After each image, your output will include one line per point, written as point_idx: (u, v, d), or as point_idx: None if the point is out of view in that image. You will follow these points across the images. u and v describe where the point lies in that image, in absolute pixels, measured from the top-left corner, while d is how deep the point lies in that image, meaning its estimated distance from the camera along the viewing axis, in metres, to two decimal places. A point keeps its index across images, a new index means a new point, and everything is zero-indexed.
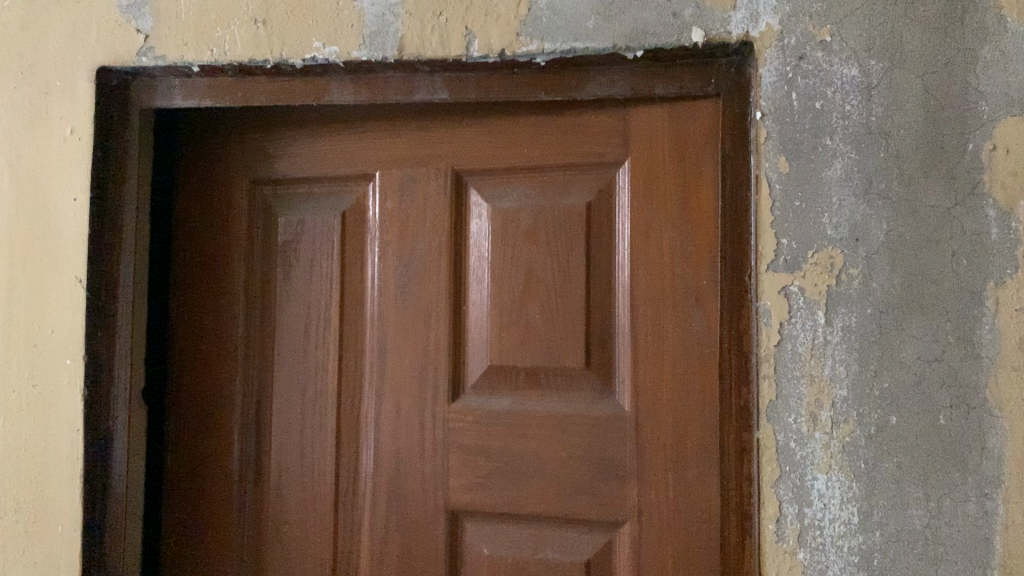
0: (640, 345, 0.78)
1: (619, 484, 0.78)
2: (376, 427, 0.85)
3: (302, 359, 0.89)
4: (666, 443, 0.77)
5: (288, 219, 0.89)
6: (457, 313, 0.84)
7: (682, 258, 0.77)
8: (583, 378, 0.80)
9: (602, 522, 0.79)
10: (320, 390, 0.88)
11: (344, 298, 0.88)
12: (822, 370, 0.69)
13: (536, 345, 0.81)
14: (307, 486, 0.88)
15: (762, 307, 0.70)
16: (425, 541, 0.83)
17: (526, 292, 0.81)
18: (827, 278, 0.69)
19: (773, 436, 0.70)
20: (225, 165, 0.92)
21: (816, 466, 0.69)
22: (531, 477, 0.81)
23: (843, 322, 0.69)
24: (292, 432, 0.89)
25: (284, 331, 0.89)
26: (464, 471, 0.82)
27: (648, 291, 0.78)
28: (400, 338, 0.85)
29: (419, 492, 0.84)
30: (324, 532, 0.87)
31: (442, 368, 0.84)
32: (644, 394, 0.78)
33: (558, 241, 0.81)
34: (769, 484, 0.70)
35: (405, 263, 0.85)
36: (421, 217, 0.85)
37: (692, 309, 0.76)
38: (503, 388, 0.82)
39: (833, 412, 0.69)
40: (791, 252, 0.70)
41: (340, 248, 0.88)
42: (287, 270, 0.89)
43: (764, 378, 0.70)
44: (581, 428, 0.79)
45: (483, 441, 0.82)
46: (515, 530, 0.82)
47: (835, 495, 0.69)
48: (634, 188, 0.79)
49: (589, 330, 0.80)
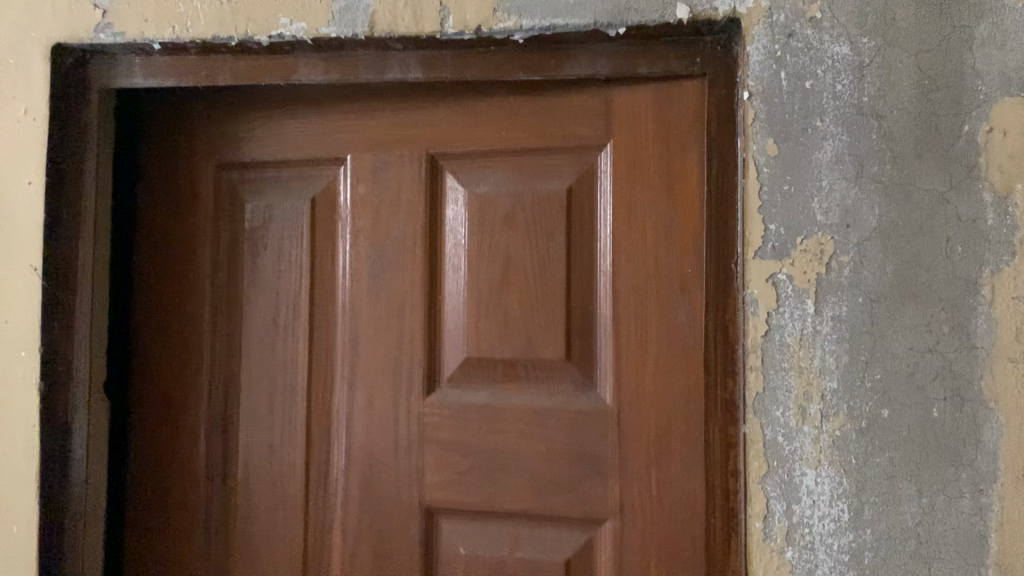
0: (622, 336, 0.75)
1: (600, 480, 0.75)
2: (349, 422, 0.82)
3: (270, 352, 0.85)
4: (650, 439, 0.74)
5: (256, 205, 0.85)
6: (433, 303, 0.81)
7: (666, 246, 0.74)
8: (563, 370, 0.77)
9: (582, 520, 0.76)
10: (289, 384, 0.84)
11: (315, 288, 0.84)
12: (812, 363, 0.66)
13: (515, 336, 0.78)
14: (276, 483, 0.84)
15: (749, 296, 0.67)
16: (399, 540, 0.80)
17: (504, 280, 0.78)
18: (816, 265, 0.66)
19: (761, 431, 0.67)
20: (190, 149, 0.88)
21: (805, 461, 0.66)
22: (509, 474, 0.78)
23: (834, 312, 0.66)
24: (261, 427, 0.85)
25: (252, 322, 0.86)
26: (440, 468, 0.79)
27: (632, 280, 0.75)
28: (374, 330, 0.81)
29: (394, 489, 0.80)
30: (294, 531, 0.84)
31: (417, 359, 0.80)
32: (627, 386, 0.75)
33: (537, 228, 0.77)
34: (757, 481, 0.67)
35: (379, 251, 0.81)
36: (395, 203, 0.81)
37: (677, 298, 0.73)
38: (480, 380, 0.79)
39: (823, 405, 0.66)
40: (780, 239, 0.67)
41: (310, 235, 0.84)
42: (255, 258, 0.85)
43: (751, 370, 0.67)
44: (561, 422, 0.76)
45: (460, 436, 0.79)
46: (493, 528, 0.79)
47: (824, 493, 0.66)
48: (617, 172, 0.75)
49: (570, 320, 0.77)
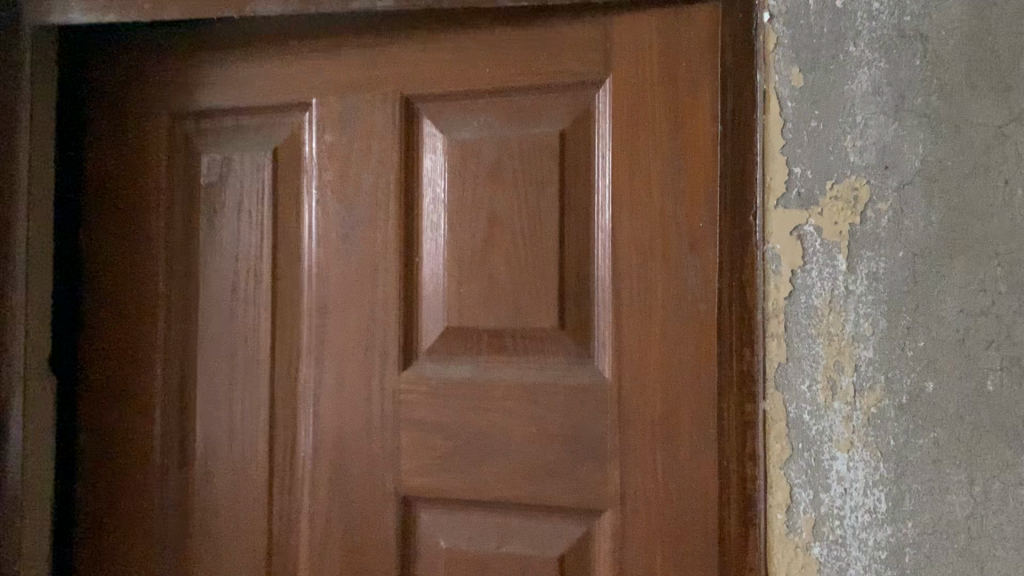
0: (623, 301, 0.65)
1: (598, 465, 0.65)
2: (316, 400, 0.73)
3: (228, 323, 0.76)
4: (655, 418, 0.64)
5: (213, 157, 0.76)
6: (408, 266, 0.71)
7: (674, 196, 0.63)
8: (555, 341, 0.67)
9: (578, 511, 0.66)
10: (250, 358, 0.75)
11: (277, 250, 0.74)
12: (843, 329, 0.57)
13: (500, 303, 0.68)
14: (237, 469, 0.75)
15: (770, 253, 0.59)
16: (373, 533, 0.71)
17: (489, 238, 0.68)
18: (849, 215, 0.57)
19: (783, 408, 0.58)
20: (140, 97, 0.79)
21: (835, 443, 0.57)
22: (495, 459, 0.68)
23: (868, 269, 0.57)
24: (220, 407, 0.76)
25: (209, 290, 0.76)
26: (418, 452, 0.70)
27: (634, 236, 0.64)
28: (342, 297, 0.72)
29: (366, 476, 0.71)
30: (258, 523, 0.75)
31: (391, 329, 0.71)
32: (629, 359, 0.64)
33: (526, 178, 0.67)
34: (778, 466, 0.58)
35: (347, 207, 0.72)
36: (366, 153, 0.71)
37: (685, 256, 0.63)
38: (463, 352, 0.70)
39: (856, 378, 0.57)
40: (805, 184, 0.58)
41: (271, 192, 0.74)
42: (212, 218, 0.76)
43: (771, 337, 0.59)
44: (553, 400, 0.66)
45: (439, 416, 0.69)
46: (477, 520, 0.69)
47: (858, 480, 0.57)
48: (617, 112, 0.65)
49: (563, 283, 0.67)
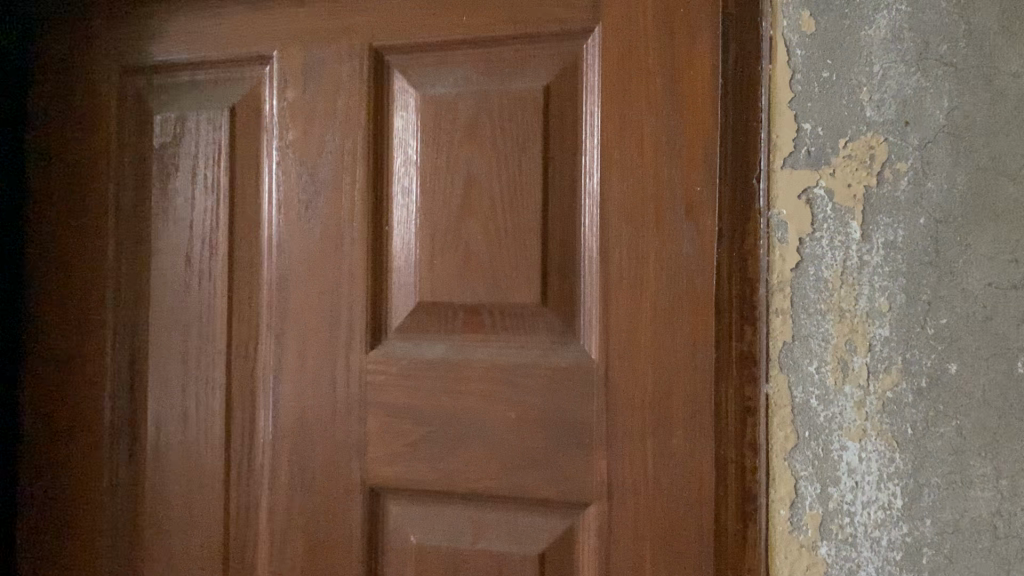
0: (612, 274, 0.58)
1: (583, 454, 0.59)
2: (276, 382, 0.66)
3: (182, 297, 0.69)
4: (646, 403, 0.58)
5: (166, 116, 0.70)
6: (377, 236, 0.64)
7: (670, 157, 0.57)
8: (537, 318, 0.61)
9: (560, 504, 0.60)
10: (206, 336, 0.69)
11: (235, 218, 0.68)
12: (856, 304, 0.51)
13: (476, 275, 0.62)
14: (190, 456, 0.69)
15: (775, 219, 0.53)
16: (336, 526, 0.65)
17: (464, 205, 0.62)
18: (864, 176, 0.51)
19: (789, 393, 0.52)
20: (88, 50, 0.72)
21: (845, 432, 0.51)
22: (470, 446, 0.62)
23: (885, 237, 0.51)
24: (173, 388, 0.70)
25: (161, 262, 0.70)
26: (386, 438, 0.64)
27: (624, 202, 0.58)
28: (305, 269, 0.66)
29: (329, 465, 0.65)
30: (213, 514, 0.69)
31: (357, 304, 0.64)
32: (618, 337, 0.58)
33: (506, 137, 0.61)
34: (781, 456, 0.53)
35: (310, 171, 0.65)
36: (331, 111, 0.65)
37: (681, 223, 0.57)
38: (435, 330, 0.63)
39: (870, 359, 0.51)
40: (816, 142, 0.52)
41: (228, 154, 0.68)
42: (165, 182, 0.70)
43: (775, 314, 0.53)
44: (533, 382, 0.60)
45: (410, 399, 0.63)
46: (450, 513, 0.63)
47: (870, 472, 0.51)
48: (607, 64, 0.59)
49: (546, 254, 0.60)
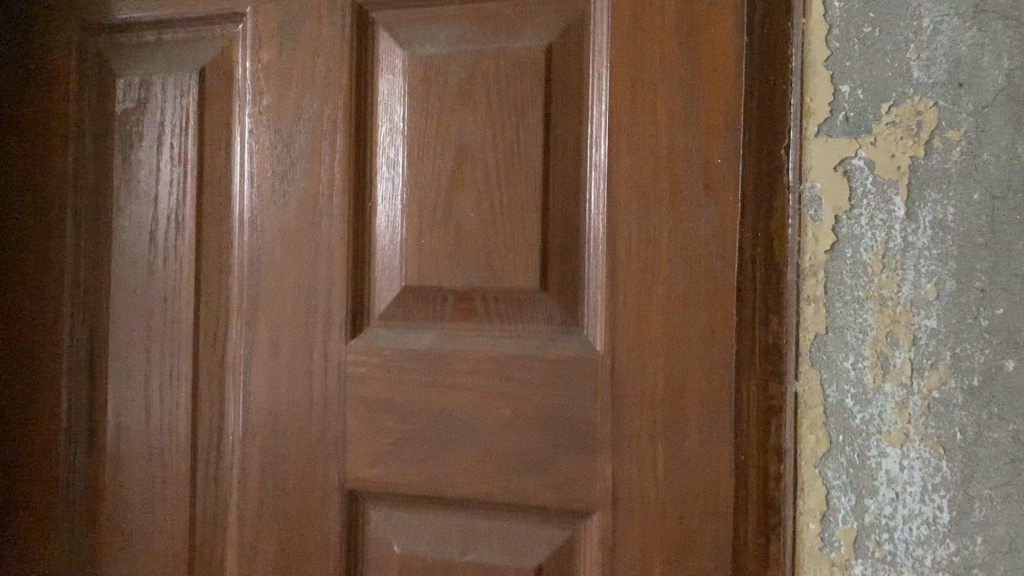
0: (620, 256, 0.52)
1: (585, 458, 0.53)
2: (247, 373, 0.60)
3: (146, 280, 0.63)
4: (657, 401, 0.51)
5: (129, 80, 0.63)
6: (358, 213, 0.58)
7: (687, 125, 0.51)
8: (535, 305, 0.55)
9: (559, 512, 0.54)
10: (171, 322, 0.62)
11: (203, 193, 0.62)
12: (899, 291, 0.45)
13: (468, 257, 0.55)
14: (154, 455, 0.63)
15: (808, 194, 0.47)
16: (312, 533, 0.59)
17: (456, 178, 0.56)
18: (910, 146, 0.45)
19: (820, 391, 0.46)
20: (47, 8, 0.66)
21: (885, 436, 0.45)
22: (460, 447, 0.56)
23: (933, 215, 0.45)
24: (135, 379, 0.64)
25: (123, 241, 0.64)
26: (367, 437, 0.57)
27: (634, 175, 0.52)
28: (280, 248, 0.59)
29: (305, 465, 0.59)
30: (178, 518, 0.62)
31: (336, 288, 0.58)
32: (626, 327, 0.52)
33: (503, 104, 0.55)
34: (811, 463, 0.47)
35: (286, 140, 0.59)
36: (309, 73, 0.59)
37: (698, 199, 0.50)
38: (422, 318, 0.57)
39: (913, 353, 0.45)
40: (855, 106, 0.46)
41: (197, 122, 0.62)
42: (128, 152, 0.63)
43: (806, 302, 0.47)
44: (530, 377, 0.54)
45: (393, 394, 0.57)
46: (438, 520, 0.57)
47: (913, 482, 0.45)
48: (616, 20, 0.52)
49: (547, 234, 0.54)
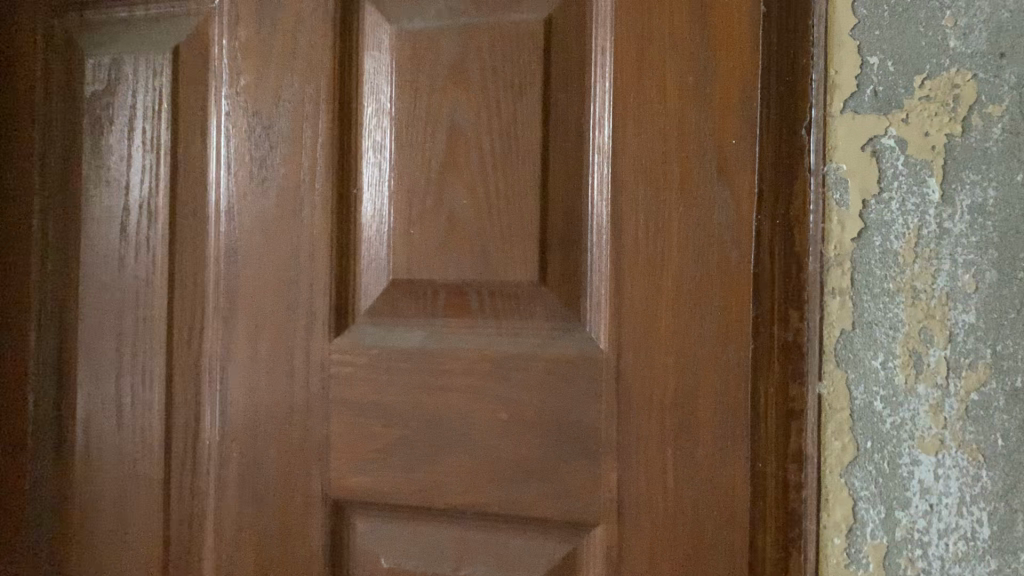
0: (626, 247, 0.48)
1: (588, 466, 0.48)
2: (225, 374, 0.56)
3: (116, 273, 0.59)
4: (666, 404, 0.47)
5: (98, 60, 0.59)
6: (343, 201, 0.54)
7: (698, 103, 0.47)
8: (534, 300, 0.50)
9: (559, 524, 0.50)
10: (143, 318, 0.58)
11: (177, 180, 0.58)
12: (934, 283, 0.42)
13: (461, 248, 0.51)
14: (125, 462, 0.59)
15: (832, 177, 0.43)
16: (293, 547, 0.55)
17: (448, 163, 0.51)
18: (946, 123, 0.41)
19: (847, 393, 0.43)
20: None
21: (918, 443, 0.42)
22: (452, 454, 0.51)
23: (971, 199, 0.41)
24: (105, 380, 0.59)
25: (93, 232, 0.60)
26: (353, 442, 0.53)
27: (641, 158, 0.48)
28: (259, 240, 0.55)
29: (286, 473, 0.55)
30: (152, 531, 0.58)
31: (319, 283, 0.54)
32: (633, 324, 0.48)
33: (498, 81, 0.50)
34: (836, 473, 0.43)
35: (265, 122, 0.55)
36: (289, 51, 0.54)
37: (711, 184, 0.46)
38: (412, 314, 0.53)
39: (950, 351, 0.41)
40: (885, 80, 0.42)
41: (170, 104, 0.58)
42: (96, 137, 0.59)
43: (830, 295, 0.43)
44: (529, 378, 0.50)
45: (380, 396, 0.53)
46: (428, 533, 0.52)
47: (949, 493, 0.41)
48: None
49: (546, 223, 0.50)
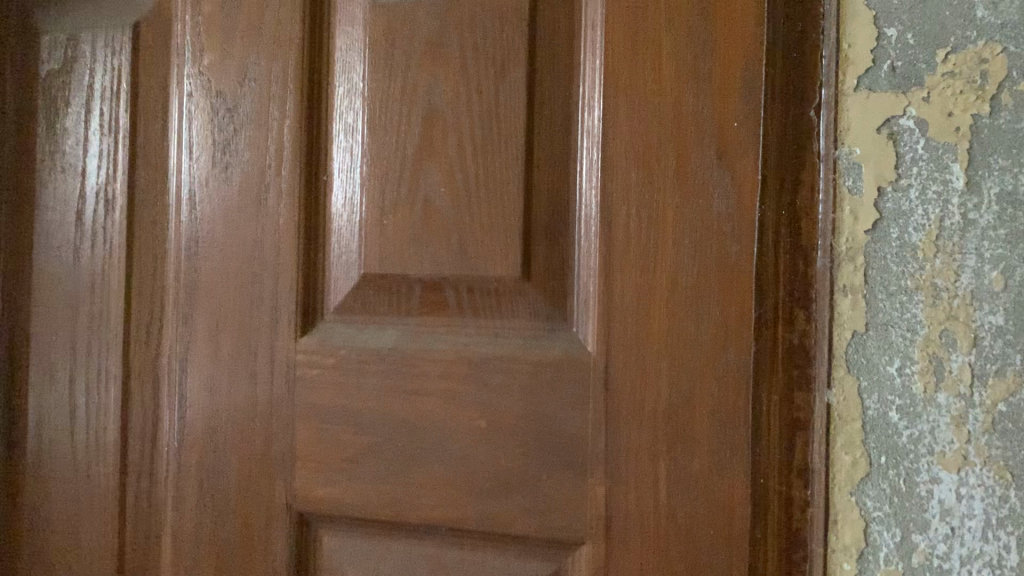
0: (616, 240, 0.44)
1: (573, 480, 0.44)
2: (183, 374, 0.52)
3: (71, 264, 0.55)
4: (659, 413, 0.43)
5: (55, 36, 0.55)
6: (311, 189, 0.50)
7: (695, 81, 0.42)
8: (516, 298, 0.46)
9: (542, 541, 0.45)
10: (99, 313, 0.54)
11: (137, 165, 0.54)
12: (957, 281, 0.37)
13: (437, 240, 0.47)
14: (79, 468, 0.55)
15: (844, 162, 0.39)
16: (255, 563, 0.51)
17: (424, 147, 0.47)
18: (972, 102, 0.37)
19: (859, 402, 0.39)
20: None
21: (939, 458, 0.38)
22: (425, 464, 0.47)
23: (999, 186, 0.37)
24: (58, 380, 0.55)
25: (47, 221, 0.55)
26: (319, 450, 0.49)
27: (633, 142, 0.43)
28: (221, 230, 0.51)
29: (248, 483, 0.51)
30: (104, 542, 0.54)
31: (285, 277, 0.50)
32: (623, 323, 0.44)
33: (478, 59, 0.46)
34: (847, 491, 0.39)
35: (228, 103, 0.51)
36: (255, 26, 0.50)
37: (709, 170, 0.42)
38: (385, 313, 0.49)
39: (974, 357, 0.37)
40: (904, 54, 0.38)
41: (129, 84, 0.54)
42: (52, 119, 0.55)
43: (840, 292, 0.39)
44: (508, 382, 0.46)
45: (349, 400, 0.49)
46: (398, 551, 0.48)
47: (973, 516, 0.37)
48: None
49: (530, 214, 0.46)
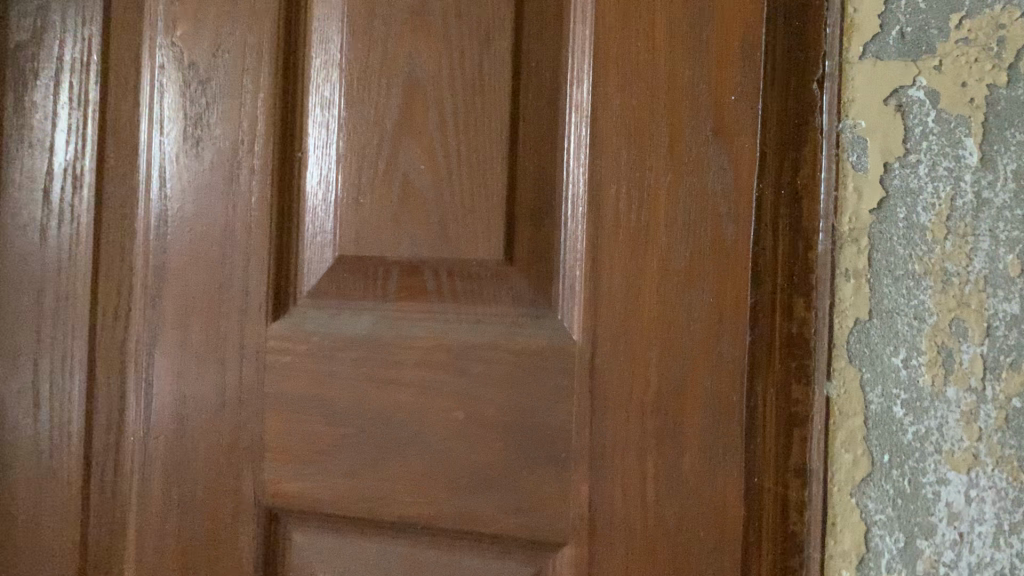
0: (604, 221, 0.41)
1: (556, 476, 0.41)
2: (151, 360, 0.49)
3: (37, 245, 0.52)
4: (648, 406, 0.40)
5: (25, 7, 0.53)
6: (286, 166, 0.47)
7: (691, 52, 0.40)
8: (498, 282, 0.43)
9: (522, 541, 0.43)
10: (64, 296, 0.52)
11: (107, 141, 0.51)
12: (969, 265, 0.35)
13: (416, 221, 0.45)
14: (42, 458, 0.52)
15: (848, 137, 0.36)
16: (222, 560, 0.48)
17: (404, 122, 0.45)
18: (988, 71, 0.35)
19: (861, 396, 0.36)
20: None
21: (947, 457, 0.35)
22: (400, 458, 0.44)
23: (1016, 163, 0.34)
24: (21, 365, 0.53)
25: (12, 199, 0.53)
26: (290, 442, 0.46)
27: (623, 117, 0.41)
28: (192, 209, 0.49)
29: (216, 476, 0.48)
30: (67, 536, 0.51)
31: (257, 259, 0.47)
32: (611, 310, 0.41)
33: (462, 28, 0.44)
34: (847, 492, 0.36)
35: (201, 76, 0.48)
36: None
37: (704, 146, 0.39)
38: (361, 297, 0.46)
39: (986, 348, 0.34)
40: (914, 19, 0.36)
41: (99, 56, 0.51)
42: (19, 93, 0.53)
43: (843, 276, 0.36)
44: (488, 372, 0.43)
45: (321, 390, 0.46)
46: (370, 550, 0.45)
47: (983, 521, 0.34)
48: None
49: (515, 193, 0.43)
